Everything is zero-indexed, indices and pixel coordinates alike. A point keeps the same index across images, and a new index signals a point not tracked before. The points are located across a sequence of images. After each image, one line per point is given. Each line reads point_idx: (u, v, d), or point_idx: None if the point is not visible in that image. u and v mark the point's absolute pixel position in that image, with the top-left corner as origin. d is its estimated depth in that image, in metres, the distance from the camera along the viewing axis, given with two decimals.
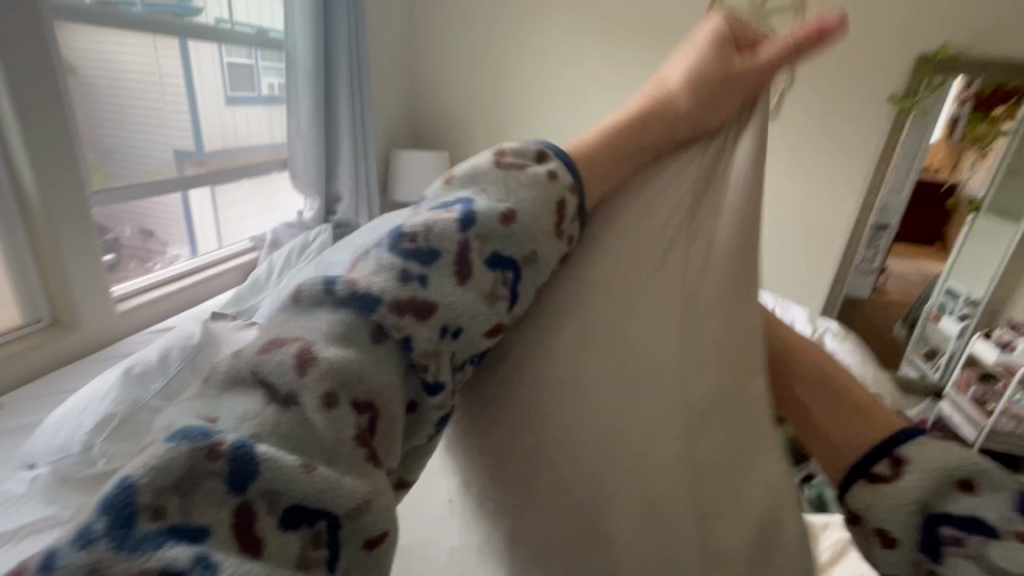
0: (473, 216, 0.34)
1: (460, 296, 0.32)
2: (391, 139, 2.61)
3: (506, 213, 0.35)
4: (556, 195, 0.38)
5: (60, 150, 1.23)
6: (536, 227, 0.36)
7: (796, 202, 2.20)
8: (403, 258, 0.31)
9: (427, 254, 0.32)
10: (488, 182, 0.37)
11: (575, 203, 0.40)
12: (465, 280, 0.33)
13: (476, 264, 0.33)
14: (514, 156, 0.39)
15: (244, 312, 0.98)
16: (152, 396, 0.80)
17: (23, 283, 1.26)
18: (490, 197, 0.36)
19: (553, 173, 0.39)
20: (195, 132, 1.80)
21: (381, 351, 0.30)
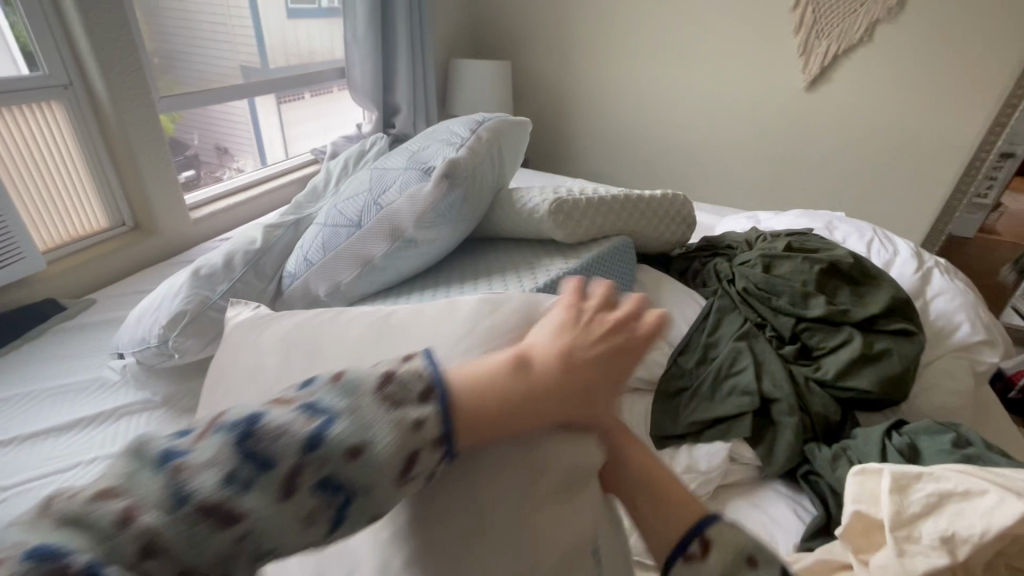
0: (319, 442, 0.28)
1: (263, 522, 0.27)
2: (451, 49, 2.46)
3: (354, 447, 0.29)
4: (399, 450, 0.30)
5: (122, 50, 1.23)
6: (386, 468, 0.29)
7: (904, 121, 1.93)
8: (238, 462, 0.27)
9: (260, 462, 0.27)
10: (362, 404, 0.30)
11: (437, 457, 0.31)
12: (284, 501, 0.27)
13: (302, 487, 0.28)
14: (400, 371, 0.32)
15: (303, 219, 0.96)
16: (219, 297, 0.82)
17: (106, 187, 1.32)
18: (349, 419, 0.29)
19: (428, 402, 0.31)
20: (258, 46, 1.79)
21: (175, 551, 0.26)
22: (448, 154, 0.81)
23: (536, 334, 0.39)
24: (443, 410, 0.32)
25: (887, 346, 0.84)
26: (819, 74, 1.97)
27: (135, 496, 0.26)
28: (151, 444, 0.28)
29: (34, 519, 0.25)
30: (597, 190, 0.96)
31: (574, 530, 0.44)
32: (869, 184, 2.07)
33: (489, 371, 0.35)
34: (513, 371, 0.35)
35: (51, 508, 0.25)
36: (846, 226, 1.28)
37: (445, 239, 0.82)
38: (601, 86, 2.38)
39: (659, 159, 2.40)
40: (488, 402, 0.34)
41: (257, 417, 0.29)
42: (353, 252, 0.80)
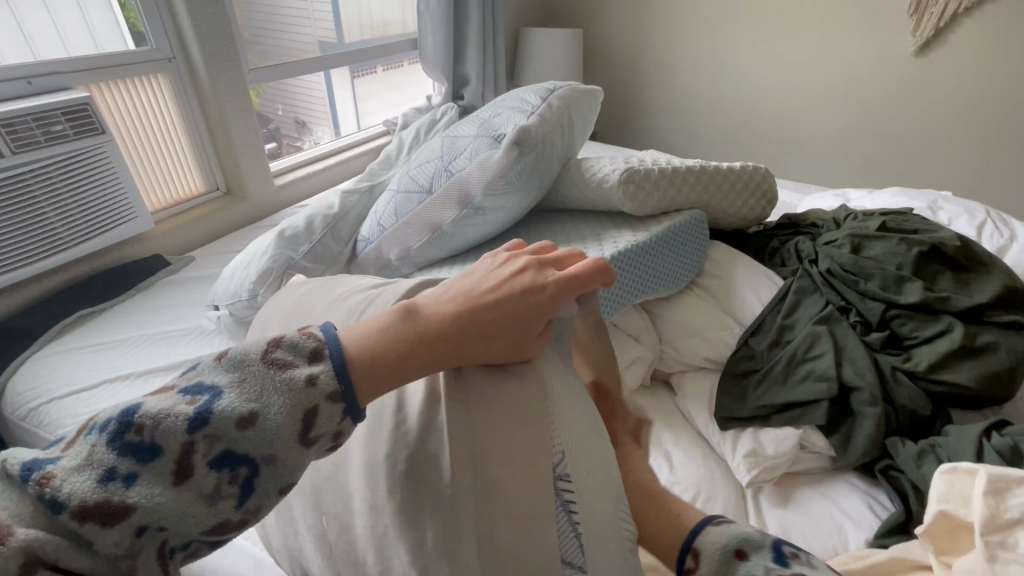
0: (206, 418, 0.33)
1: (162, 500, 0.32)
2: (522, 18, 2.42)
3: (245, 415, 0.34)
4: (300, 403, 0.35)
5: (218, 24, 1.31)
6: (279, 427, 0.35)
7: None
8: (115, 459, 0.32)
9: (146, 451, 0.32)
10: (246, 374, 0.36)
11: (337, 411, 0.37)
12: (181, 482, 0.33)
13: (197, 465, 0.33)
14: (288, 348, 0.37)
15: (376, 187, 1.00)
16: (301, 257, 0.88)
17: (202, 155, 1.43)
18: (235, 396, 0.35)
19: (313, 379, 0.36)
20: (337, 20, 1.85)
21: (74, 544, 0.31)
22: (518, 121, 0.81)
23: (431, 294, 0.47)
24: (338, 365, 0.38)
25: (994, 339, 0.75)
26: (933, 35, 1.75)
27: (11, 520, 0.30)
28: (9, 464, 0.32)
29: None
30: (670, 161, 0.92)
31: (530, 500, 0.43)
32: (985, 161, 1.83)
33: (382, 327, 0.41)
34: (405, 325, 0.42)
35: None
36: (954, 207, 1.15)
37: (512, 208, 0.82)
38: (678, 54, 2.25)
39: (738, 133, 2.26)
40: (380, 351, 0.40)
41: (131, 411, 0.33)
42: (423, 218, 0.82)
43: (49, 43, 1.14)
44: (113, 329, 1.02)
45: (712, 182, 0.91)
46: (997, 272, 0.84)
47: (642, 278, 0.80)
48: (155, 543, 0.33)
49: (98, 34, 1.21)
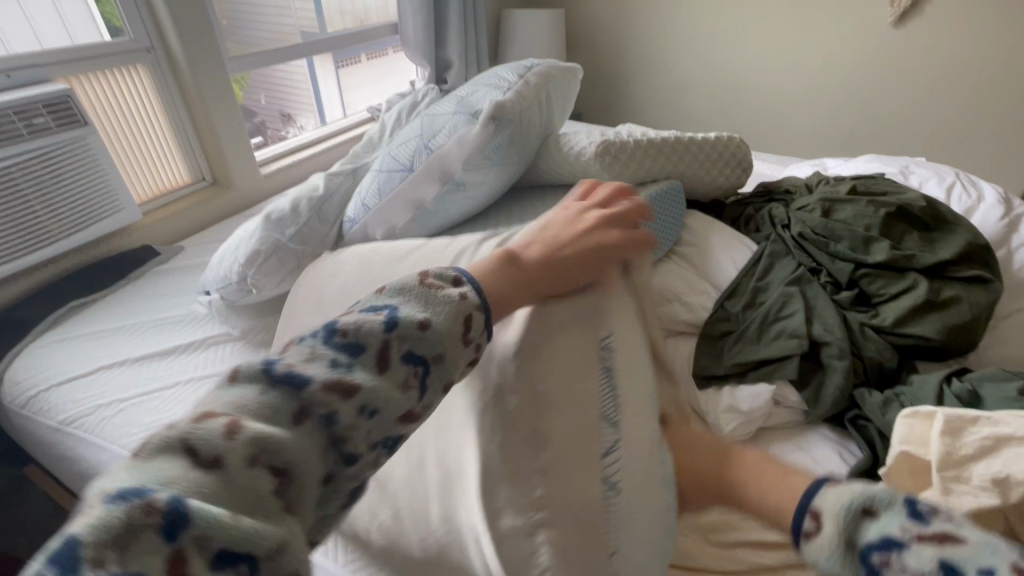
0: (397, 321, 0.37)
1: (375, 386, 0.34)
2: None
3: (423, 318, 0.39)
4: (459, 310, 0.41)
5: (195, 13, 1.31)
6: (445, 329, 0.39)
7: (1009, 57, 1.71)
8: (335, 353, 0.34)
9: (351, 346, 0.35)
10: (411, 294, 0.40)
11: (483, 319, 0.43)
12: (383, 371, 0.35)
13: (392, 357, 0.36)
14: (434, 277, 0.43)
15: (360, 168, 1.02)
16: (289, 239, 0.90)
17: (187, 146, 1.44)
18: (409, 306, 0.39)
19: (464, 295, 0.42)
20: (317, 8, 1.84)
21: (300, 432, 0.30)
22: (496, 97, 0.82)
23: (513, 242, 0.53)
24: (477, 287, 0.44)
25: (956, 293, 0.79)
26: (911, 5, 1.77)
27: (241, 415, 0.29)
28: (244, 368, 0.32)
29: (133, 460, 0.26)
30: (647, 133, 0.94)
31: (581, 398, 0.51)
32: (962, 129, 1.87)
33: (494, 267, 0.48)
34: (513, 263, 0.49)
35: (130, 454, 0.26)
36: (925, 171, 1.18)
37: (494, 182, 0.84)
38: (660, 31, 2.26)
39: (721, 109, 2.28)
40: (501, 286, 0.47)
41: (331, 323, 0.36)
42: (407, 195, 0.84)
43: (24, 36, 1.13)
44: (108, 318, 1.04)
45: (687, 153, 0.94)
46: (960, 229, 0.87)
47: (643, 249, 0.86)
48: (376, 427, 0.34)
49: (73, 26, 1.20)
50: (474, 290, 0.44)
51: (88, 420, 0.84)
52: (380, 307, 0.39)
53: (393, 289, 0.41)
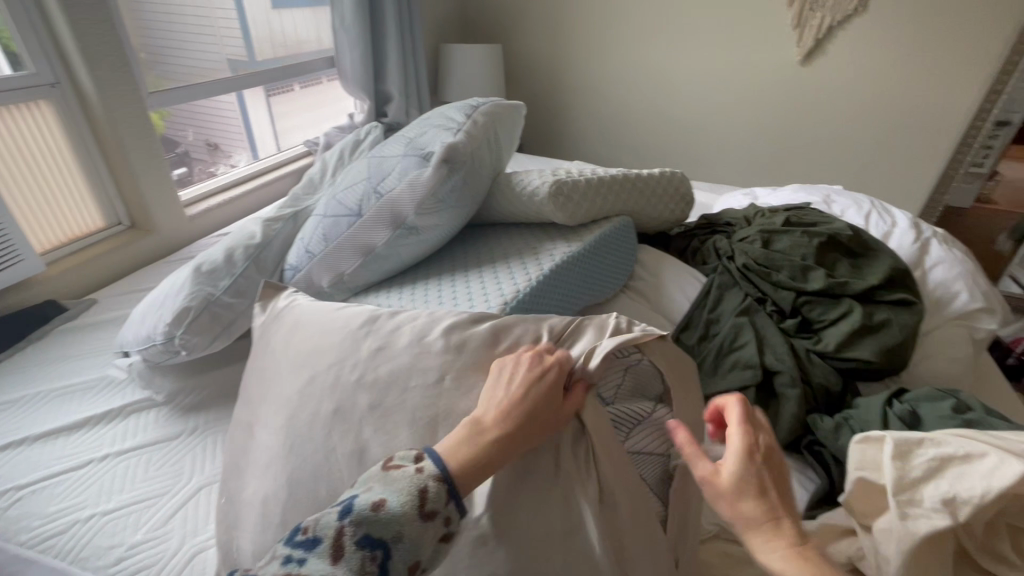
0: (350, 510, 0.47)
1: (330, 572, 0.44)
2: (441, 35, 2.43)
3: (376, 502, 0.47)
4: (413, 487, 0.47)
5: (108, 46, 1.21)
6: (398, 515, 0.46)
7: (900, 92, 1.92)
8: (293, 548, 0.47)
9: (310, 540, 0.46)
10: (372, 480, 0.49)
11: (442, 491, 0.48)
12: (337, 561, 0.45)
13: (346, 545, 0.45)
14: (398, 459, 0.51)
15: (301, 212, 0.96)
16: (222, 293, 0.83)
17: (99, 187, 1.31)
18: (368, 491, 0.48)
19: (419, 469, 0.49)
20: (243, 35, 1.77)
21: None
22: (445, 139, 0.80)
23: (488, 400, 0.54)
24: (438, 462, 0.49)
25: (888, 317, 0.84)
26: (815, 46, 1.95)
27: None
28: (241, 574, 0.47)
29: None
30: (595, 171, 0.95)
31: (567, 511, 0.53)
32: (866, 157, 2.06)
33: (457, 433, 0.51)
34: (473, 430, 0.51)
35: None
36: (845, 200, 1.28)
37: (446, 225, 0.82)
38: (595, 67, 2.35)
39: (655, 139, 2.38)
40: (465, 462, 0.49)
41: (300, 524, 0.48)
42: (355, 242, 0.80)
43: None
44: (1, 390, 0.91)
45: (634, 189, 0.95)
46: (884, 256, 0.94)
47: (601, 281, 0.85)
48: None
49: None
50: (431, 461, 0.49)
51: None
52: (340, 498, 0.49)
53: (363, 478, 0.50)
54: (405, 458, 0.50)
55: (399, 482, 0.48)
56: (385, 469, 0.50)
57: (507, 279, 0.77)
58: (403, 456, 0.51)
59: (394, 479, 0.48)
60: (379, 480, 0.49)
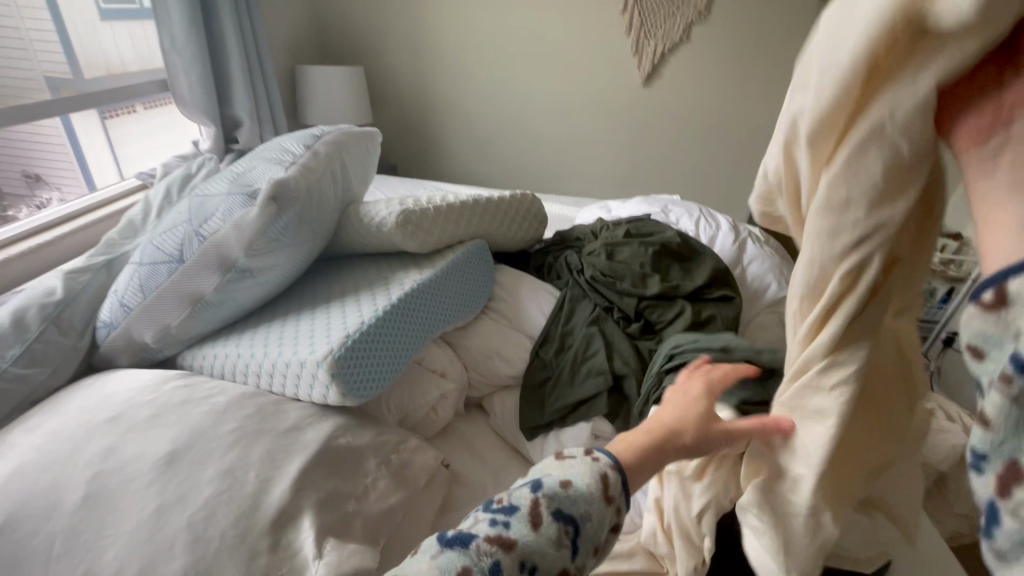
0: (541, 487, 0.42)
1: (531, 540, 0.40)
2: (296, 56, 2.32)
3: (565, 481, 0.42)
4: (593, 470, 0.43)
5: None
6: (588, 496, 0.42)
7: (724, 109, 2.21)
8: (495, 515, 0.41)
9: (508, 511, 0.41)
10: (562, 467, 0.44)
11: (618, 482, 0.43)
12: (536, 529, 0.40)
13: (545, 518, 0.41)
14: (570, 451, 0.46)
15: (117, 259, 0.85)
16: (10, 363, 0.69)
17: None
18: (553, 475, 0.43)
19: (596, 456, 0.44)
20: (66, 54, 1.58)
21: None
22: (276, 174, 0.76)
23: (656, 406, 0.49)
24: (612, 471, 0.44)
25: (712, 312, 0.95)
26: (652, 71, 2.19)
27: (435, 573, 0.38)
28: (446, 554, 0.39)
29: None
30: (445, 197, 0.97)
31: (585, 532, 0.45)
32: (704, 167, 2.35)
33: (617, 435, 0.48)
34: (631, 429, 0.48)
35: None
36: (680, 209, 1.44)
37: (287, 263, 0.77)
38: (459, 89, 2.40)
39: (524, 157, 2.49)
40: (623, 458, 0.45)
41: (536, 486, 0.42)
42: (179, 291, 0.72)
43: None
44: None
45: (485, 214, 0.99)
46: (708, 258, 1.07)
47: (455, 308, 0.86)
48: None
49: None
50: (604, 453, 0.45)
51: None
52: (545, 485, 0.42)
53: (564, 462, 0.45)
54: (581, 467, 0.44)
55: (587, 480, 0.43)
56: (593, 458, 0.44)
57: (354, 313, 0.74)
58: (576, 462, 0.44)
59: (576, 473, 0.43)
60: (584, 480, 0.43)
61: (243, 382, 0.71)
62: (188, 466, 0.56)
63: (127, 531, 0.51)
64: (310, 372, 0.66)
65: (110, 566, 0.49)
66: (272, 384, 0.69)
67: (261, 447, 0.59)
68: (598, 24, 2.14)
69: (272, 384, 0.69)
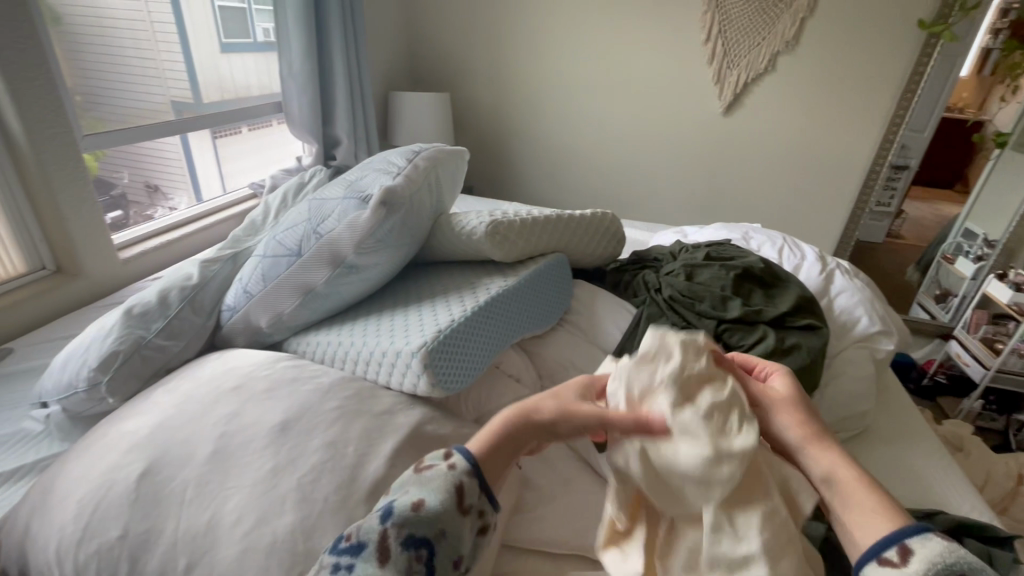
0: (389, 512, 0.45)
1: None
2: (390, 82, 2.51)
3: (416, 501, 0.45)
4: (448, 482, 0.47)
5: (43, 90, 1.18)
6: (440, 511, 0.45)
7: (811, 139, 2.14)
8: (339, 556, 0.44)
9: (355, 546, 0.44)
10: (413, 485, 0.47)
11: (475, 484, 0.48)
12: (384, 563, 0.43)
13: (392, 547, 0.43)
14: (429, 460, 0.49)
15: (241, 253, 0.97)
16: (154, 335, 0.81)
17: (23, 230, 1.24)
18: (404, 495, 0.46)
19: (452, 465, 0.48)
20: (189, 76, 1.75)
21: None
22: (385, 182, 0.84)
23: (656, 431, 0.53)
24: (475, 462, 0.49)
25: (798, 341, 0.92)
26: (734, 99, 2.17)
27: None
28: None
29: None
30: (530, 212, 1.01)
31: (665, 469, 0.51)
32: (786, 197, 2.27)
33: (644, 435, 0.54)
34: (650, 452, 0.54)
35: None
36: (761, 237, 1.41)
37: (386, 263, 0.85)
38: (538, 115, 2.49)
39: (597, 182, 2.52)
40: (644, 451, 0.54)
41: (385, 510, 0.45)
42: (295, 281, 0.81)
43: None
44: None
45: (567, 229, 1.02)
46: (792, 285, 1.04)
47: (536, 317, 0.89)
48: None
49: None
50: (461, 455, 0.49)
51: None
52: (387, 506, 0.45)
53: (424, 475, 0.48)
54: (432, 479, 0.47)
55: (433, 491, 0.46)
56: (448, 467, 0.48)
57: (444, 312, 0.80)
58: (428, 477, 0.47)
59: (426, 483, 0.47)
60: (423, 497, 0.45)
61: (341, 368, 0.78)
62: (297, 435, 0.63)
63: (246, 486, 0.58)
64: (404, 362, 0.72)
65: (231, 514, 0.56)
66: (368, 371, 0.75)
67: (359, 426, 0.65)
68: (680, 53, 2.16)
69: (368, 371, 0.75)
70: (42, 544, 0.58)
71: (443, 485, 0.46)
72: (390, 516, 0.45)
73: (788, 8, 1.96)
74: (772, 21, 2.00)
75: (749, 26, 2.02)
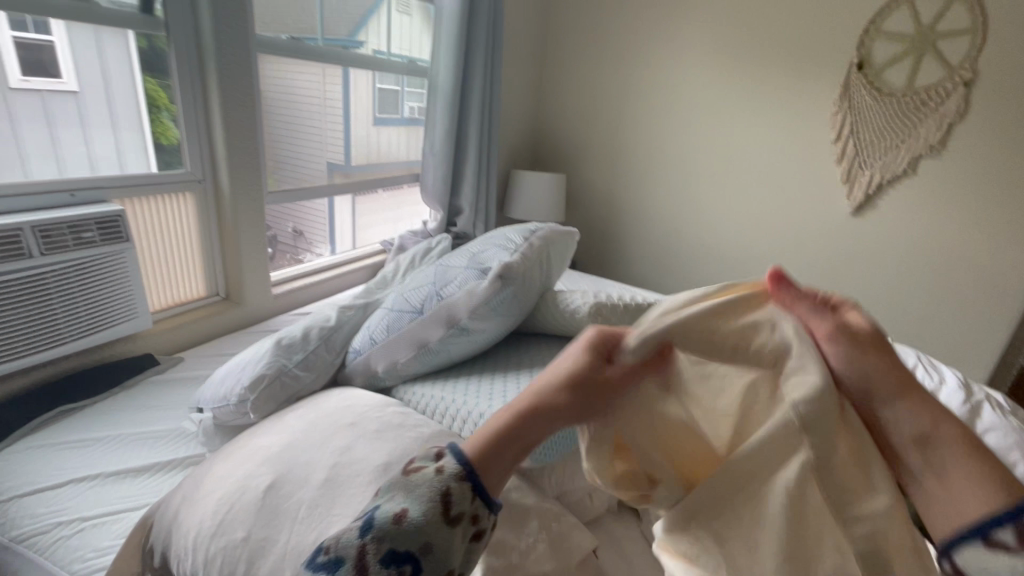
0: (376, 522, 0.50)
1: None
2: (514, 161, 2.75)
3: (400, 512, 0.50)
4: (435, 490, 0.51)
5: (248, 155, 1.48)
6: (424, 522, 0.50)
7: (960, 249, 1.93)
8: (333, 559, 0.50)
9: (340, 555, 0.50)
10: (401, 491, 0.52)
11: (463, 492, 0.51)
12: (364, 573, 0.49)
13: (377, 555, 0.49)
14: (421, 466, 0.55)
15: (372, 303, 1.11)
16: (294, 365, 0.94)
17: (209, 262, 1.54)
18: (390, 504, 0.52)
19: (440, 469, 0.52)
20: (346, 147, 2.05)
21: None
22: (503, 257, 0.93)
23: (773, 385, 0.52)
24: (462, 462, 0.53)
25: None
26: (865, 201, 2.06)
27: None
28: None
29: None
30: (634, 297, 1.04)
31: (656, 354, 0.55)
32: (922, 309, 2.05)
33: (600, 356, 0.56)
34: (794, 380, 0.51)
35: None
36: (891, 352, 1.29)
37: (494, 330, 0.92)
38: (650, 200, 2.55)
39: (704, 270, 2.48)
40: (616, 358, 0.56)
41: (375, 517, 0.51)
42: (413, 335, 0.91)
43: (112, 161, 1.28)
44: (93, 429, 1.03)
45: None
46: None
47: None
48: None
49: (130, 151, 1.32)
50: (451, 459, 0.53)
51: (42, 539, 0.79)
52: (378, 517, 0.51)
53: (418, 482, 0.52)
54: (424, 490, 0.51)
55: (424, 500, 0.51)
56: (438, 478, 0.51)
57: None
58: (420, 487, 0.52)
59: (415, 492, 0.52)
60: (412, 506, 0.51)
61: (439, 422, 0.84)
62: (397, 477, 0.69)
63: (349, 515, 0.64)
64: None
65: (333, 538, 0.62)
66: (463, 428, 0.81)
67: None
68: (806, 151, 2.13)
69: (463, 428, 0.81)
70: (184, 530, 0.68)
71: (429, 499, 0.50)
72: (382, 519, 0.51)
73: (933, 112, 1.87)
74: (913, 125, 1.91)
75: (886, 128, 1.95)
